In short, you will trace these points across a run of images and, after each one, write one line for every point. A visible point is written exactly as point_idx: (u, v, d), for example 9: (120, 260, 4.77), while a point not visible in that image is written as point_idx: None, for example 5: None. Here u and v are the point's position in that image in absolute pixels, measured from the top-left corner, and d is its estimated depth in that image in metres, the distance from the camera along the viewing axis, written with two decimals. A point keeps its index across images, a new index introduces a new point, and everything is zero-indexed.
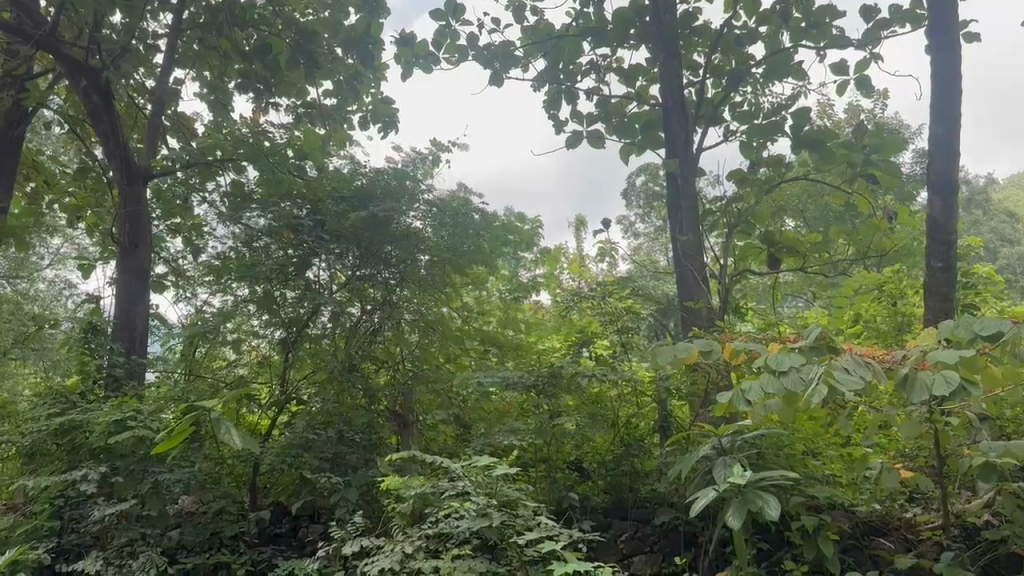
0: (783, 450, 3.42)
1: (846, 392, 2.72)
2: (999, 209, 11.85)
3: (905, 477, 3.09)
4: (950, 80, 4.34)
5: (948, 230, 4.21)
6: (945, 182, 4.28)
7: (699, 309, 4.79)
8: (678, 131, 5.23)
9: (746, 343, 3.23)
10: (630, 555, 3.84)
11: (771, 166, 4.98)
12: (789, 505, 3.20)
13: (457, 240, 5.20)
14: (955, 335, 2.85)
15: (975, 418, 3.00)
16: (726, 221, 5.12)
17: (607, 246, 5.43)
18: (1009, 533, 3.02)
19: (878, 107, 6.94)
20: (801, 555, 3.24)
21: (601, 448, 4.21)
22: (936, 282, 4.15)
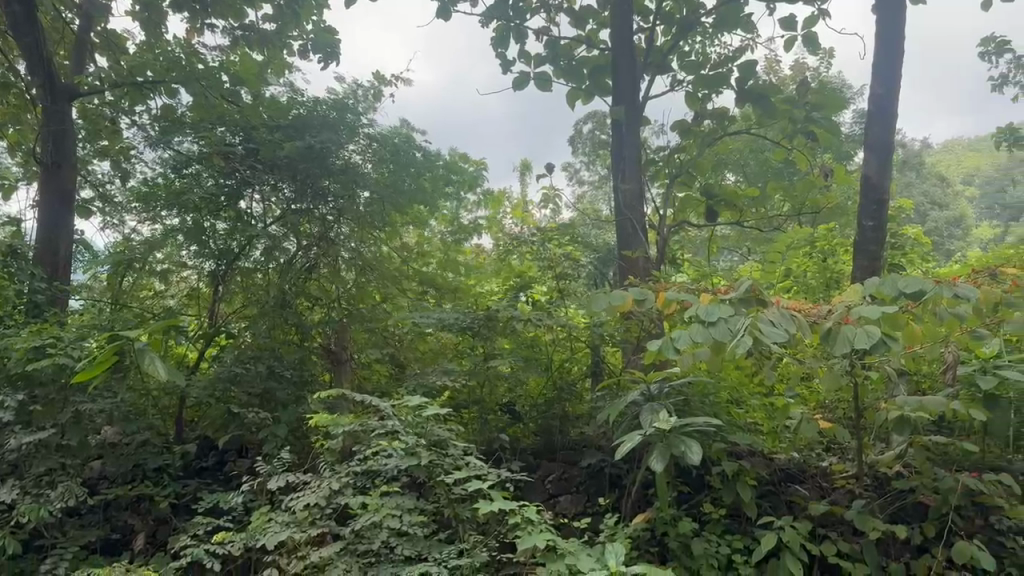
0: (708, 398, 3.49)
1: (771, 344, 2.78)
2: (931, 172, 12.07)
3: (822, 427, 3.19)
4: (894, 42, 4.36)
5: (880, 189, 4.29)
6: (881, 142, 4.34)
7: (636, 258, 4.81)
8: (626, 77, 5.09)
9: (679, 293, 3.27)
10: (556, 494, 3.86)
11: (716, 118, 5.00)
12: (710, 451, 3.29)
13: (398, 177, 5.14)
14: (881, 292, 2.92)
15: (893, 372, 3.10)
16: (667, 172, 5.16)
17: (550, 191, 5.44)
18: (917, 484, 3.14)
19: (823, 65, 6.97)
20: (720, 499, 3.33)
21: (534, 392, 4.21)
22: (864, 241, 4.25)
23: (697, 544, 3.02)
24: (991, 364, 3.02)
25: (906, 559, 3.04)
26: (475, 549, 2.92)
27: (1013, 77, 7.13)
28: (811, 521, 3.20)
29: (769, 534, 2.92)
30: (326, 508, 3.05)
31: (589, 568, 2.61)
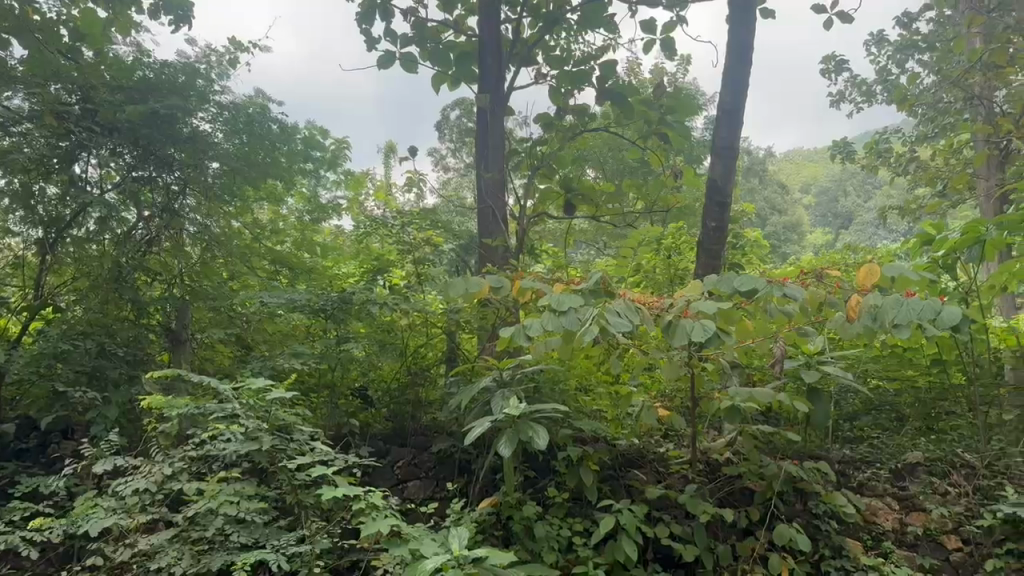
0: (558, 385, 3.58)
1: (616, 333, 2.88)
2: (773, 180, 12.89)
3: (661, 414, 3.34)
4: (742, 53, 4.58)
5: (724, 192, 4.50)
6: (727, 147, 4.55)
7: (495, 246, 4.85)
8: (492, 66, 5.11)
9: (534, 282, 3.33)
10: (404, 480, 3.82)
11: (577, 113, 5.11)
12: (556, 437, 3.36)
13: (252, 149, 4.99)
14: (718, 288, 3.08)
15: (726, 365, 3.28)
16: (530, 163, 5.19)
17: (415, 175, 5.38)
18: (745, 470, 3.32)
19: (681, 70, 7.28)
20: (564, 483, 3.40)
21: (386, 377, 4.15)
22: (709, 240, 4.44)
23: (540, 527, 3.07)
24: (814, 359, 3.21)
25: (733, 540, 3.22)
26: (316, 535, 2.87)
27: (848, 96, 7.73)
28: (647, 504, 3.32)
29: (608, 517, 3.02)
30: (158, 493, 2.90)
31: (431, 553, 2.59)
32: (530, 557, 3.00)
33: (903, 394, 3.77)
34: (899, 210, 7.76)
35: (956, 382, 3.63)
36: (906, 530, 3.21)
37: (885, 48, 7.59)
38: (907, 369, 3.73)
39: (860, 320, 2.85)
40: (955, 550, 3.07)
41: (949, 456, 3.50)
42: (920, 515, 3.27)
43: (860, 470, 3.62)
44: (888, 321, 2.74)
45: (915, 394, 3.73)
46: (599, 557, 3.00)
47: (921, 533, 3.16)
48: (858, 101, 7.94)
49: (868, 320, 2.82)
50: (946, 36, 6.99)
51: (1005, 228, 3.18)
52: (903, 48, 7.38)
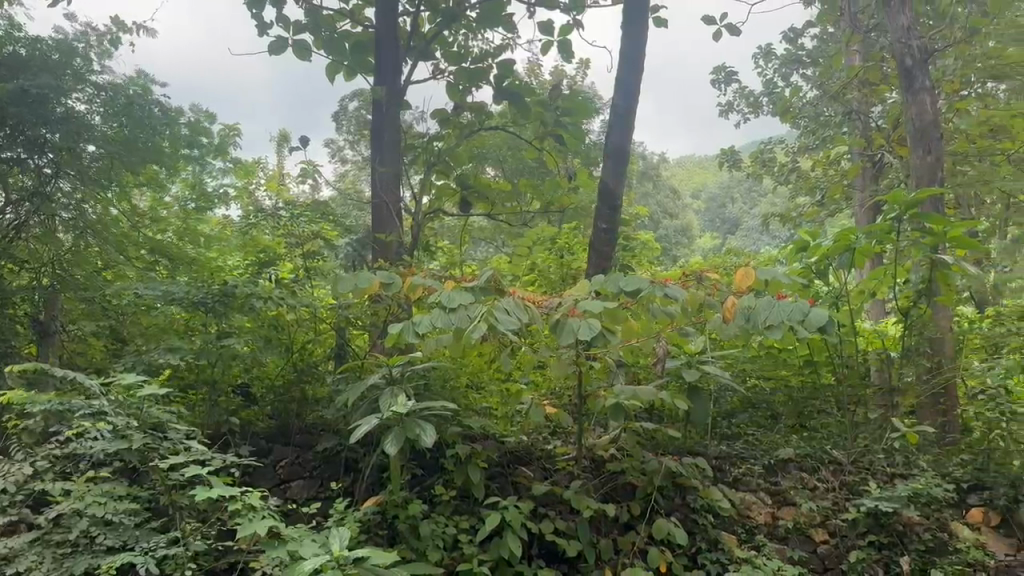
0: (448, 382, 3.54)
1: (504, 331, 2.88)
2: (665, 185, 13.30)
3: (549, 412, 3.36)
4: (635, 60, 4.70)
5: (615, 195, 4.58)
6: (618, 151, 4.64)
7: (389, 242, 4.78)
8: (388, 59, 5.04)
9: (424, 279, 3.28)
10: (287, 480, 3.72)
11: (474, 111, 5.11)
12: (444, 435, 3.33)
13: (134, 133, 4.75)
14: (604, 288, 3.14)
15: (613, 363, 3.33)
16: (425, 158, 5.16)
17: (308, 165, 5.24)
18: (628, 466, 3.38)
19: (580, 73, 7.41)
20: (451, 481, 3.37)
21: (270, 373, 4.02)
22: (600, 241, 4.51)
23: (425, 525, 3.04)
24: (696, 359, 3.32)
25: (615, 535, 3.26)
26: (190, 537, 2.76)
27: (737, 106, 8.04)
28: (533, 500, 3.33)
29: (493, 514, 3.01)
30: (18, 494, 2.73)
31: (311, 554, 2.53)
32: (414, 556, 2.96)
33: (777, 391, 3.92)
34: (781, 217, 8.13)
35: (826, 382, 3.88)
36: (777, 524, 3.34)
37: (772, 61, 7.94)
38: (782, 369, 3.95)
39: (736, 321, 2.96)
40: (821, 543, 3.24)
41: (822, 453, 3.64)
42: (791, 509, 3.41)
43: (737, 465, 3.68)
44: (762, 321, 2.86)
45: (788, 392, 3.93)
46: (484, 554, 2.98)
47: (791, 526, 3.29)
48: (746, 112, 8.27)
49: (743, 321, 2.93)
50: (826, 54, 7.36)
51: (872, 237, 3.37)
52: (788, 62, 7.72)
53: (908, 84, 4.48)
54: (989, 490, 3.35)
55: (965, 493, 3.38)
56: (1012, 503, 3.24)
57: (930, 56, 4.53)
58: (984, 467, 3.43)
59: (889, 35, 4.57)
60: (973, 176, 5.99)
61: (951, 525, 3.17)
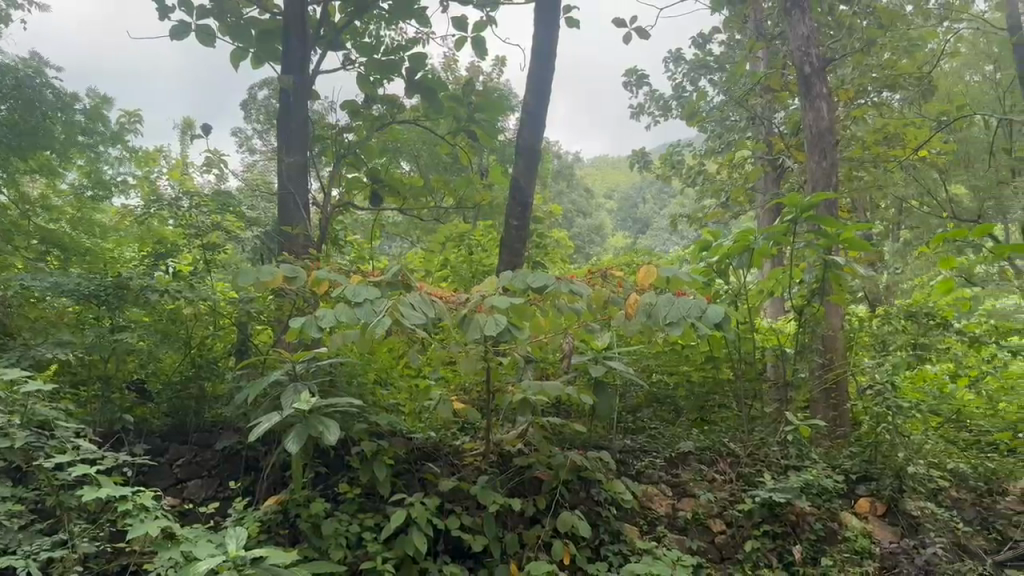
0: (355, 379, 3.48)
1: (409, 326, 2.86)
2: (578, 184, 13.49)
3: (457, 408, 3.34)
4: (547, 58, 4.74)
5: (526, 192, 4.59)
6: (530, 148, 4.65)
7: (296, 235, 4.66)
8: (296, 46, 4.92)
9: (329, 272, 3.21)
10: (184, 479, 3.61)
11: (385, 104, 5.04)
12: (350, 431, 3.27)
13: (22, 114, 4.51)
14: (512, 284, 3.14)
15: (521, 359, 3.33)
16: (335, 150, 5.05)
17: (213, 154, 5.09)
18: (535, 461, 3.38)
19: (496, 71, 7.44)
20: (356, 479, 3.32)
21: (168, 369, 3.86)
22: (511, 237, 4.52)
23: (328, 524, 2.97)
24: (602, 354, 3.36)
25: (521, 529, 3.26)
26: (79, 539, 2.65)
27: (648, 108, 8.22)
28: (440, 497, 3.30)
29: (399, 511, 2.96)
30: None
31: (207, 555, 2.45)
32: (316, 555, 2.90)
33: (680, 388, 4.03)
34: (688, 217, 8.36)
35: (725, 377, 3.98)
36: (677, 515, 3.43)
37: (682, 66, 8.13)
38: (684, 365, 4.03)
39: (637, 317, 3.03)
40: (719, 533, 3.34)
41: (717, 444, 3.80)
42: (690, 500, 3.51)
43: (639, 459, 3.77)
44: (661, 318, 2.93)
45: (690, 388, 4.03)
46: (388, 551, 2.94)
47: (690, 517, 3.38)
48: (656, 114, 8.46)
49: (644, 318, 3.00)
50: (733, 60, 7.59)
51: (770, 237, 3.49)
52: (697, 67, 7.93)
53: (807, 90, 4.65)
54: (876, 481, 3.55)
55: (854, 484, 3.58)
56: (896, 493, 3.43)
57: (827, 65, 4.71)
58: (871, 459, 3.62)
59: (790, 43, 4.73)
60: (867, 181, 6.28)
61: (841, 515, 3.33)
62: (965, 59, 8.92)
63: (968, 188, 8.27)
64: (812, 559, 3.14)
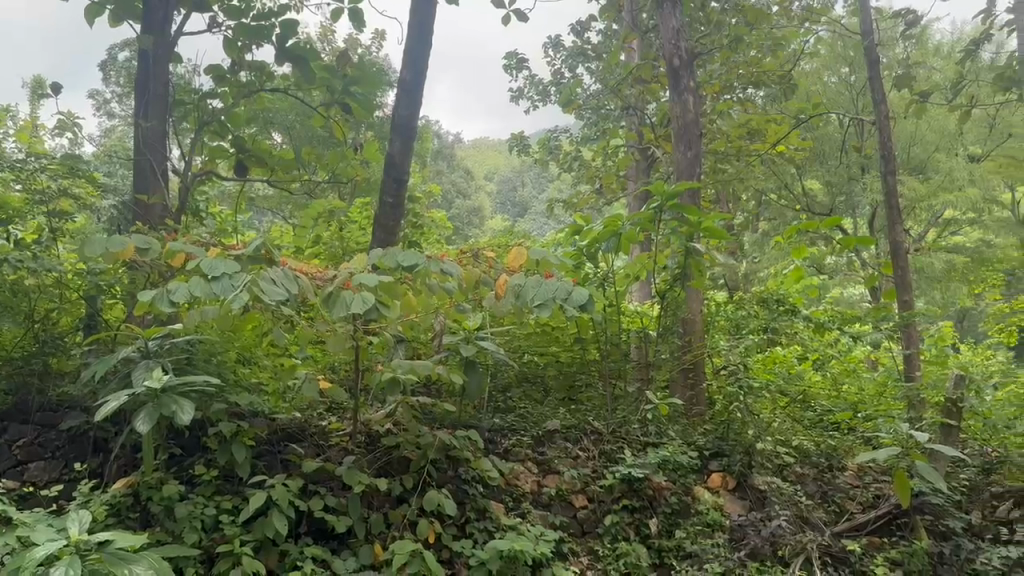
0: (215, 357, 3.32)
1: (270, 302, 2.76)
2: (458, 167, 13.52)
3: (323, 387, 3.25)
4: (424, 32, 4.61)
5: (401, 170, 4.49)
6: (405, 126, 4.52)
7: (153, 204, 4.41)
8: (157, 5, 4.63)
9: (185, 244, 3.05)
10: (24, 461, 3.40)
11: (254, 71, 4.76)
12: (207, 412, 3.14)
13: None
14: (381, 262, 3.07)
15: (391, 339, 3.27)
16: (198, 116, 4.77)
17: (66, 116, 4.75)
18: (402, 441, 3.33)
19: (375, 45, 7.31)
20: (214, 460, 3.19)
21: (6, 345, 3.58)
22: (385, 215, 4.44)
23: (182, 506, 2.85)
24: (473, 335, 3.35)
25: (386, 509, 3.23)
26: None
27: (527, 92, 8.31)
28: (303, 478, 3.21)
29: (258, 493, 2.86)
30: None
31: (45, 539, 2.30)
32: (169, 540, 2.77)
33: (548, 367, 4.05)
34: (564, 202, 8.53)
35: (591, 358, 4.08)
36: (541, 492, 3.49)
37: (560, 52, 8.24)
38: (553, 345, 4.08)
39: (506, 298, 3.05)
40: (581, 508, 3.43)
41: (582, 423, 3.89)
42: (555, 477, 3.58)
43: (506, 437, 3.80)
44: (529, 299, 2.97)
45: (558, 367, 4.08)
46: (246, 534, 2.85)
47: (554, 494, 3.45)
48: (535, 99, 8.54)
49: (513, 299, 3.02)
50: (609, 49, 7.74)
51: (636, 224, 3.60)
52: (575, 55, 8.06)
53: (675, 83, 4.78)
54: (728, 457, 3.74)
55: (707, 460, 3.76)
56: (745, 469, 3.63)
57: (695, 59, 4.87)
58: (724, 437, 3.82)
59: (662, 35, 4.85)
60: (730, 174, 6.57)
61: (694, 489, 3.49)
62: (824, 61, 9.44)
63: (822, 183, 8.80)
64: (667, 532, 3.30)
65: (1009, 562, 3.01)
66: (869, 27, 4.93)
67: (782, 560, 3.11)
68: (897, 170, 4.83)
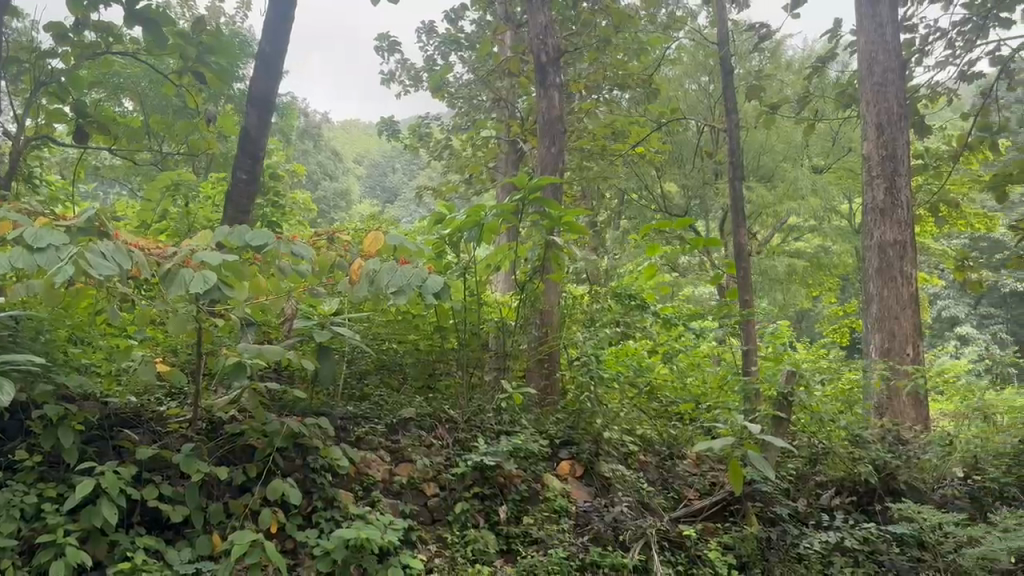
0: (41, 336, 3.09)
1: (98, 277, 2.59)
2: (323, 149, 13.22)
3: (161, 370, 3.06)
4: (287, 5, 4.36)
5: (257, 146, 4.22)
6: (263, 100, 4.25)
7: None
8: None
9: (8, 212, 2.82)
10: None
11: (98, 30, 4.34)
12: (30, 393, 2.91)
13: None
14: (227, 241, 2.93)
15: (238, 322, 3.12)
16: (34, 75, 4.38)
17: None
18: (247, 428, 3.20)
19: (240, 16, 7.02)
20: (37, 447, 2.97)
21: None
22: (237, 193, 4.13)
23: None
24: (327, 320, 3.25)
25: (227, 499, 3.10)
26: None
27: (398, 76, 8.22)
28: (136, 465, 3.04)
29: (85, 481, 2.69)
30: None
31: None
32: None
33: (406, 354, 4.03)
34: (432, 190, 8.51)
35: (450, 346, 4.08)
36: (393, 480, 3.43)
37: (433, 38, 8.19)
38: (412, 332, 4.05)
39: (360, 284, 2.98)
40: (431, 496, 3.41)
41: (437, 411, 3.88)
42: (407, 465, 3.54)
43: (359, 425, 3.68)
44: (384, 284, 2.94)
45: (416, 355, 4.06)
46: (71, 524, 2.68)
47: (405, 482, 3.41)
48: (406, 84, 8.46)
49: (367, 285, 2.97)
50: (481, 39, 7.77)
51: (498, 214, 3.63)
52: (447, 42, 8.03)
53: (542, 79, 4.86)
54: (577, 445, 3.85)
55: (557, 448, 3.86)
56: (593, 457, 3.76)
57: (562, 56, 4.95)
58: (574, 426, 3.94)
59: (530, 31, 4.92)
60: (594, 172, 6.75)
61: (543, 477, 3.59)
62: (686, 69, 9.87)
63: (679, 186, 9.20)
64: (514, 519, 3.36)
65: (827, 546, 3.35)
66: (725, 37, 5.19)
67: (623, 545, 3.24)
68: (744, 176, 5.10)
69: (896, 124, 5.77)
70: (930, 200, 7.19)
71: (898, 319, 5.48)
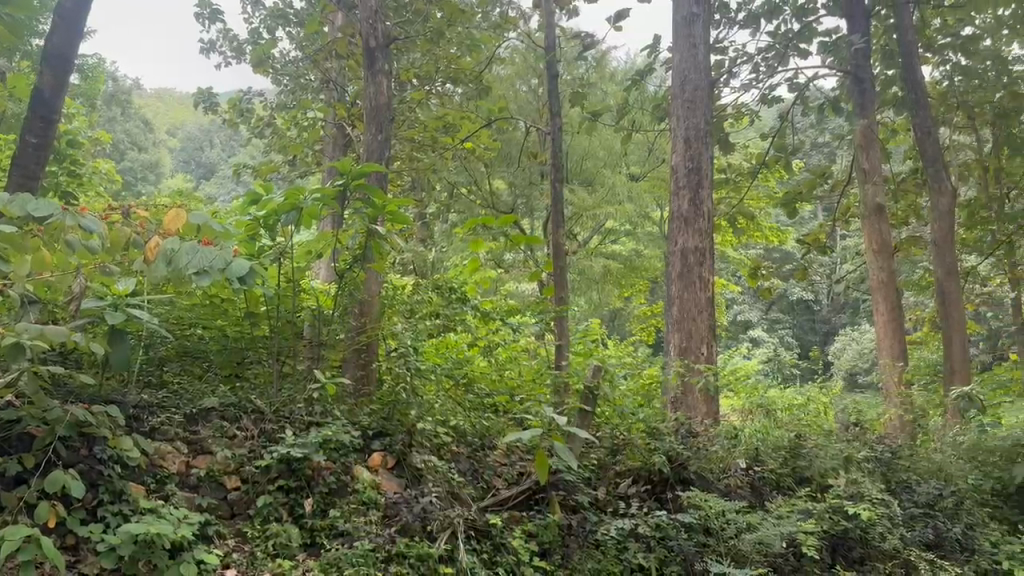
0: None
1: None
2: None
3: None
4: None
5: (51, 108, 3.75)
6: (60, 58, 3.77)
7: None
8: None
9: None
10: None
11: None
12: None
13: None
14: (6, 208, 2.67)
15: (17, 298, 2.83)
16: None
17: None
18: (25, 414, 2.93)
19: None
20: None
21: None
22: (29, 158, 3.66)
23: None
24: (122, 301, 3.02)
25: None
26: None
27: (218, 45, 7.82)
28: None
29: None
30: None
31: None
32: None
33: (213, 341, 3.90)
34: (250, 167, 8.16)
35: (260, 333, 3.94)
36: (189, 473, 3.28)
37: (259, 11, 7.86)
38: (219, 317, 3.91)
39: (157, 263, 2.82)
40: (232, 489, 3.30)
41: (243, 400, 3.73)
42: (206, 457, 3.39)
43: (155, 414, 3.47)
44: (182, 265, 2.79)
45: (222, 342, 3.91)
46: None
47: (204, 474, 3.28)
48: (228, 55, 8.06)
49: (164, 266, 2.79)
50: (311, 18, 7.55)
51: (318, 200, 3.51)
52: (274, 17, 7.74)
53: (370, 64, 4.79)
54: (389, 436, 3.82)
55: (370, 439, 3.80)
56: (405, 448, 3.74)
57: (391, 43, 4.91)
58: (387, 418, 3.90)
59: (359, 14, 4.84)
60: (423, 163, 6.75)
61: (354, 468, 3.54)
62: (517, 69, 10.14)
63: (506, 183, 9.40)
64: (321, 511, 3.29)
65: (623, 532, 3.56)
66: (552, 43, 5.33)
67: (430, 535, 3.26)
68: (566, 178, 5.27)
69: (701, 138, 6.16)
70: (731, 212, 7.76)
71: (694, 321, 5.88)
